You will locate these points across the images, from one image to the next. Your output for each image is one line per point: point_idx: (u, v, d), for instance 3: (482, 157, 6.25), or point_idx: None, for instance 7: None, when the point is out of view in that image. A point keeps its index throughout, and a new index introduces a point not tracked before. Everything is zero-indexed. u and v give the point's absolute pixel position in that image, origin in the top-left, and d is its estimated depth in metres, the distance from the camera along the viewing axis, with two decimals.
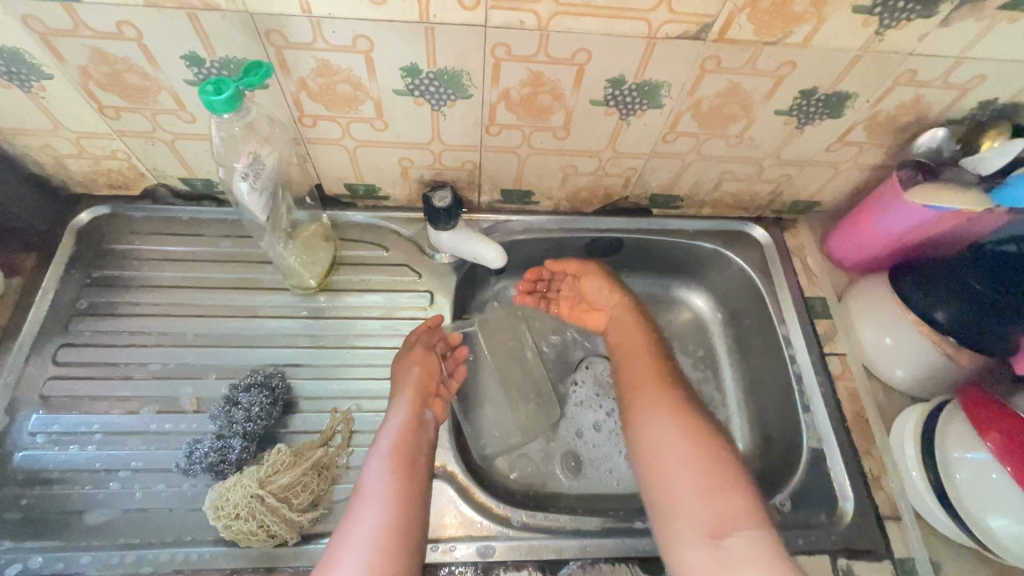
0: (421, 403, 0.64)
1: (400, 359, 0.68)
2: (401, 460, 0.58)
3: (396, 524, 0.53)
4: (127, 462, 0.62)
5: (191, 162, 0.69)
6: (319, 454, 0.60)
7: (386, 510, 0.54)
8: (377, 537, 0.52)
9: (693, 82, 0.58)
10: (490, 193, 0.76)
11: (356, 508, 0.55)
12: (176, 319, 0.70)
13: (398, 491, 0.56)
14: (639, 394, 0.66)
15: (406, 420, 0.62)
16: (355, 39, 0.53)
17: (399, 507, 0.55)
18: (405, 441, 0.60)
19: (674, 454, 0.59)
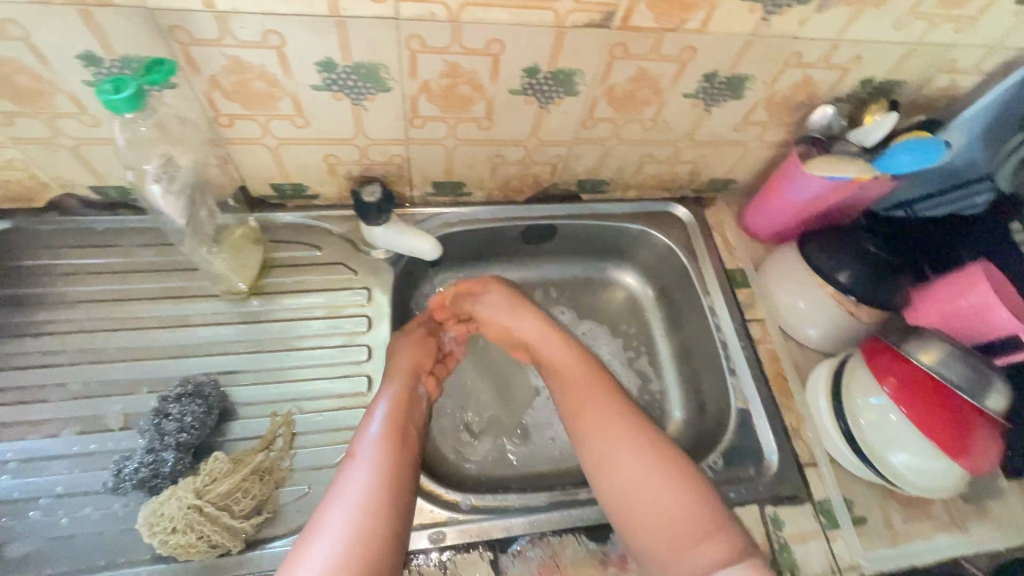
0: (417, 378, 0.67)
1: (395, 337, 0.71)
2: (394, 430, 0.60)
3: (381, 490, 0.54)
4: (50, 488, 0.58)
5: (99, 169, 0.65)
6: (265, 459, 0.60)
7: (374, 478, 0.55)
8: (363, 504, 0.53)
9: (604, 68, 0.61)
10: (422, 186, 0.76)
11: (344, 474, 0.56)
12: (95, 336, 0.67)
13: (389, 458, 0.57)
14: (598, 421, 0.61)
15: (399, 393, 0.64)
16: (265, 34, 0.52)
17: (389, 474, 0.56)
18: (399, 412, 0.62)
19: (650, 483, 0.57)
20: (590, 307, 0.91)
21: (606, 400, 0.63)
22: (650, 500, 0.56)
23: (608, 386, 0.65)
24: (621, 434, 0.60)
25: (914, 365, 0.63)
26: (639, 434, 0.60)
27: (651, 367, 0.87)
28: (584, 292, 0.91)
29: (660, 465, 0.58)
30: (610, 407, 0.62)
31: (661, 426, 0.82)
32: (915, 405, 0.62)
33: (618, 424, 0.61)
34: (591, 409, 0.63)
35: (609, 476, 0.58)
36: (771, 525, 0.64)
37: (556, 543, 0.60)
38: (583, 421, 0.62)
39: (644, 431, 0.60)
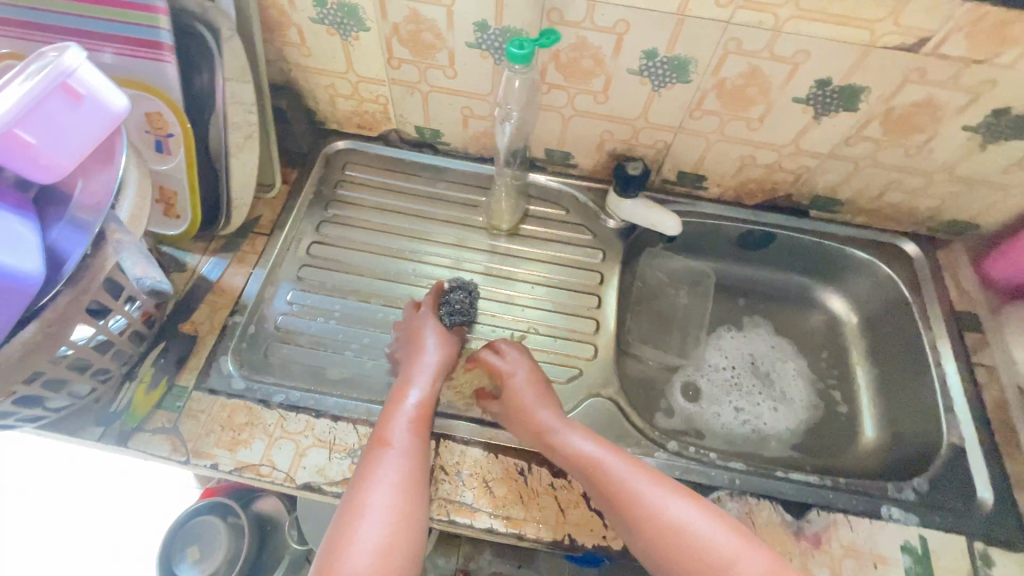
0: (443, 376, 0.69)
1: (417, 317, 0.74)
2: (421, 423, 0.62)
3: (411, 483, 0.57)
4: (359, 339, 0.77)
5: (433, 113, 0.85)
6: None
7: (414, 470, 0.58)
8: (401, 487, 0.56)
9: (893, 90, 0.66)
10: (667, 173, 0.86)
11: (379, 461, 0.58)
12: (396, 239, 0.87)
13: (419, 451, 0.60)
14: (648, 481, 0.60)
15: (429, 389, 0.66)
16: (617, 22, 0.66)
17: (418, 466, 0.59)
18: (428, 407, 0.64)
19: (702, 525, 0.57)
20: (787, 321, 0.94)
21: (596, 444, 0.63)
22: (702, 549, 0.55)
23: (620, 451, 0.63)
24: (660, 489, 0.59)
25: None
26: (672, 488, 0.59)
27: (842, 389, 0.88)
28: (783, 306, 0.94)
29: (719, 522, 0.57)
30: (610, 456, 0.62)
31: (848, 445, 0.83)
32: None
33: (642, 482, 0.59)
34: (628, 463, 0.61)
35: (660, 530, 0.56)
36: (979, 561, 0.63)
37: (753, 503, 0.66)
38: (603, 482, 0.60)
39: (663, 480, 0.61)
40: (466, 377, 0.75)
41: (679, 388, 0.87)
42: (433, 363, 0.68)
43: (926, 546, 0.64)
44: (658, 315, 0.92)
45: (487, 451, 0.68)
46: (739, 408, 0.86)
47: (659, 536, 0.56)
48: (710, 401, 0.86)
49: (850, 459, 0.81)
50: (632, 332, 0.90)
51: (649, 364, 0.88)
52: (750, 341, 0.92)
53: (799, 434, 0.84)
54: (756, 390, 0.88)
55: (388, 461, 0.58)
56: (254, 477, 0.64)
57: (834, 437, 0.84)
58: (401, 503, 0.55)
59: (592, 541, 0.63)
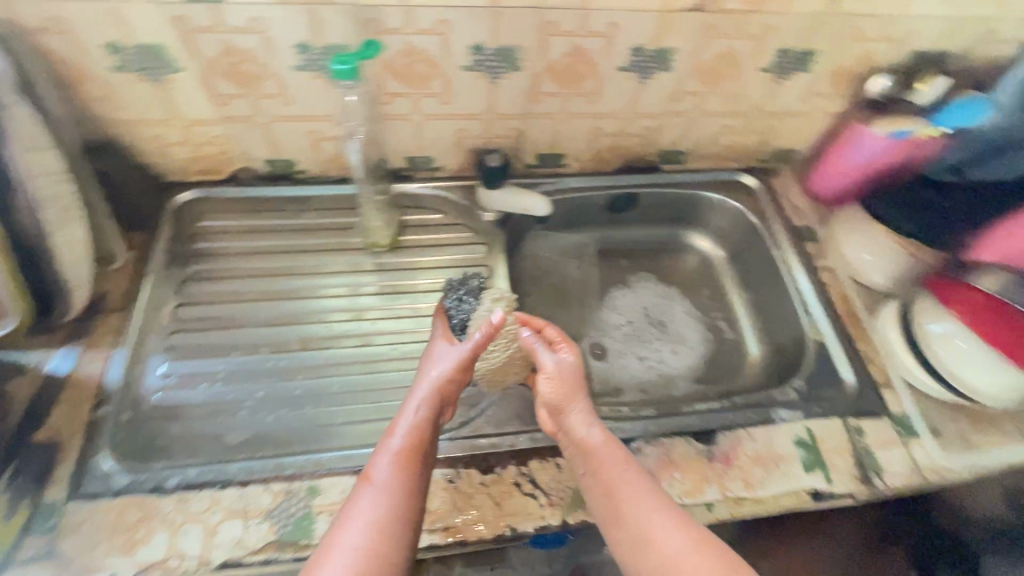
0: (445, 398, 0.65)
1: (434, 344, 0.70)
2: (415, 453, 0.58)
3: (396, 517, 0.54)
4: (253, 394, 0.72)
5: (280, 144, 0.81)
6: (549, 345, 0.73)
7: (401, 504, 0.55)
8: (376, 528, 0.52)
9: (696, 47, 0.74)
10: (529, 158, 0.90)
11: (359, 495, 0.55)
12: (273, 280, 0.82)
13: (406, 484, 0.56)
14: (626, 491, 0.58)
15: (427, 414, 0.61)
16: (437, 23, 0.67)
17: (400, 503, 0.55)
18: (422, 437, 0.60)
19: (674, 541, 0.55)
20: (667, 269, 1.02)
21: (610, 455, 0.61)
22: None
23: (617, 451, 0.62)
24: (653, 509, 0.57)
25: (977, 292, 0.72)
26: (668, 512, 0.57)
27: (725, 318, 0.97)
28: (662, 256, 1.02)
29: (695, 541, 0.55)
30: (614, 465, 0.61)
31: (740, 366, 0.92)
32: (984, 325, 0.70)
33: (637, 495, 0.58)
34: (619, 466, 0.60)
35: (638, 544, 0.56)
36: (855, 434, 0.74)
37: (667, 443, 0.71)
38: (604, 486, 0.60)
39: (663, 502, 0.58)
40: (378, 402, 0.73)
41: (587, 352, 0.91)
42: (434, 380, 0.64)
43: (813, 435, 0.73)
44: (553, 291, 0.96)
45: None
46: (644, 357, 0.92)
47: (630, 541, 0.56)
48: (618, 356, 0.91)
49: (744, 378, 0.90)
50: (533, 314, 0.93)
51: None
52: (640, 294, 0.99)
53: (699, 368, 0.92)
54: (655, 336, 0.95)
55: (368, 497, 0.55)
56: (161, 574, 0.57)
57: (728, 363, 0.92)
58: (370, 547, 0.51)
59: (533, 524, 0.63)
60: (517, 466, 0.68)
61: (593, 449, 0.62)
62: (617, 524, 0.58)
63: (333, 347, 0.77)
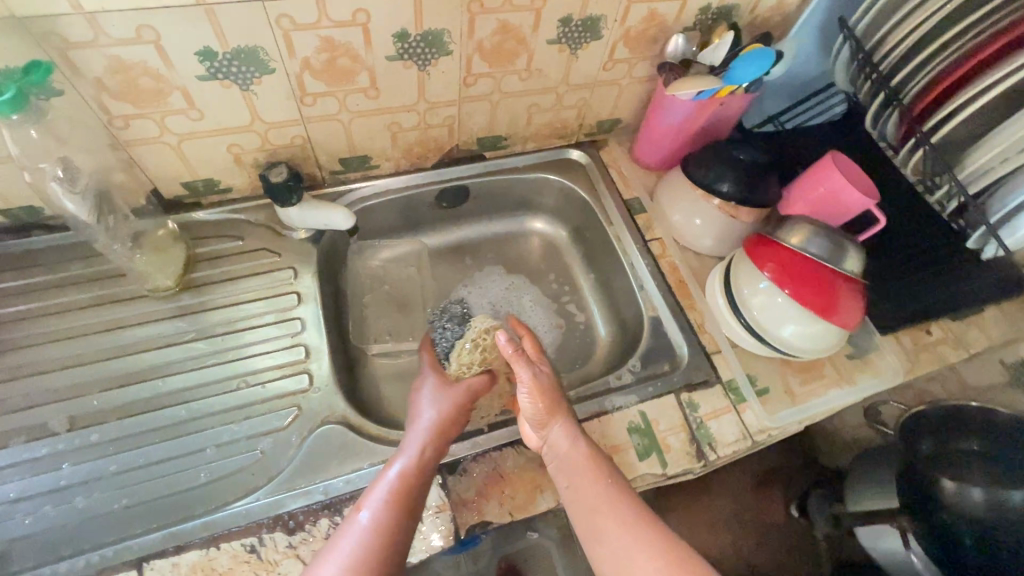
0: (449, 435, 0.63)
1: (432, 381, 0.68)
2: (406, 489, 0.56)
3: (377, 559, 0.51)
4: (10, 494, 0.61)
5: (3, 190, 0.67)
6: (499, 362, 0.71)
7: (380, 546, 0.51)
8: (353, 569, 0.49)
9: (468, 26, 0.67)
10: (330, 165, 0.81)
11: (340, 535, 0.52)
12: (27, 352, 0.69)
13: (388, 524, 0.53)
14: (608, 519, 0.56)
15: (433, 445, 0.60)
16: (139, 29, 0.56)
17: (388, 543, 0.52)
18: (418, 476, 0.57)
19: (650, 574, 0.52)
20: (513, 259, 0.97)
21: (594, 472, 0.58)
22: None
23: (610, 474, 0.59)
24: (626, 534, 0.54)
25: (785, 248, 0.72)
26: (643, 537, 0.54)
27: (575, 302, 0.95)
28: (506, 246, 0.98)
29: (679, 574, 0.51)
30: (597, 483, 0.58)
31: (591, 349, 0.90)
32: (792, 281, 0.70)
33: (610, 515, 0.56)
34: (612, 488, 0.57)
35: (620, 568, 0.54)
36: (688, 409, 0.73)
37: (497, 457, 0.67)
38: (585, 501, 0.57)
39: (642, 526, 0.55)
40: (169, 474, 0.64)
41: None
42: (431, 420, 0.62)
43: (646, 418, 0.71)
44: (391, 300, 0.89)
45: (205, 547, 0.58)
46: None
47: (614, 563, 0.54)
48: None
49: (595, 362, 0.88)
50: (370, 331, 0.86)
51: (397, 357, 0.84)
52: (485, 288, 0.95)
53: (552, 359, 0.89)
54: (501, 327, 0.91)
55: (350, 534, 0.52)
56: None
57: (579, 349, 0.90)
58: None
59: None
60: (329, 517, 0.61)
61: (574, 466, 0.59)
62: (599, 541, 0.56)
63: (111, 418, 0.67)
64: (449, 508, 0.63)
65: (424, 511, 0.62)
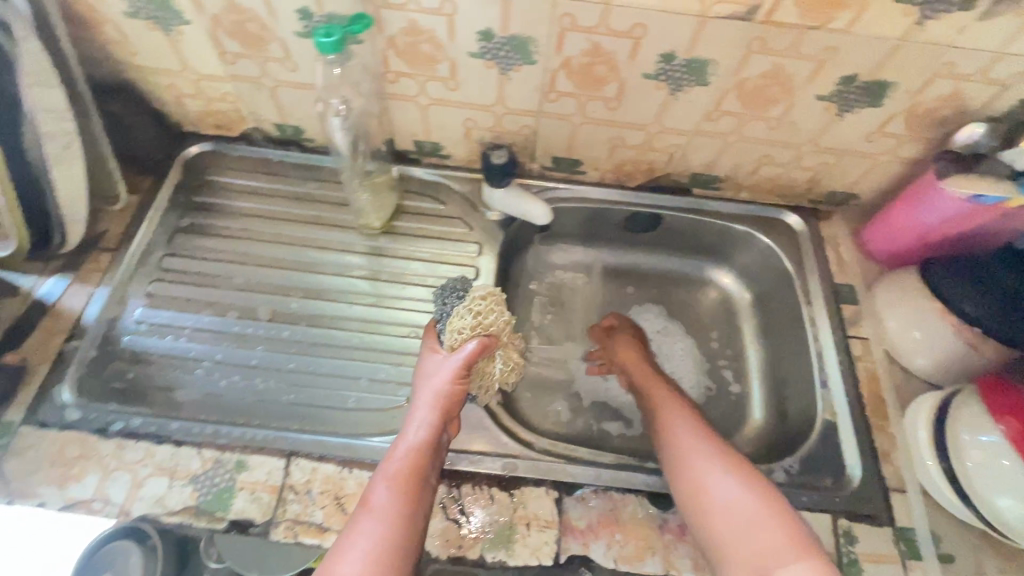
0: (446, 417, 0.63)
1: (426, 355, 0.67)
2: (409, 484, 0.57)
3: (394, 548, 0.52)
4: (214, 355, 0.73)
5: (287, 109, 0.79)
6: (501, 324, 0.67)
7: (394, 537, 0.53)
8: (373, 555, 0.52)
9: (739, 62, 0.64)
10: (542, 160, 0.83)
11: (357, 523, 0.54)
12: (259, 244, 0.82)
13: (405, 515, 0.55)
14: (678, 441, 0.62)
15: (425, 436, 0.61)
16: (442, 2, 0.61)
17: (399, 531, 0.54)
18: (421, 461, 0.59)
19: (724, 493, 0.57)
20: (681, 303, 0.92)
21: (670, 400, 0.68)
22: (717, 508, 0.56)
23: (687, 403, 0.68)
24: (704, 449, 0.60)
25: None
26: (720, 456, 0.59)
27: (734, 369, 0.87)
28: (678, 287, 0.93)
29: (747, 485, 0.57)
30: (677, 413, 0.65)
31: (738, 426, 0.82)
32: None
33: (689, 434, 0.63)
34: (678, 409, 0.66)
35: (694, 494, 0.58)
36: (842, 538, 0.63)
37: (617, 499, 0.64)
38: (660, 423, 0.66)
39: (717, 447, 0.61)
40: (328, 388, 0.71)
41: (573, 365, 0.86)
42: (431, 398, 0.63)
43: None
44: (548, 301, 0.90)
45: (340, 465, 0.64)
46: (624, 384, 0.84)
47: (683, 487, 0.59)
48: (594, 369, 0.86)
49: (739, 441, 0.80)
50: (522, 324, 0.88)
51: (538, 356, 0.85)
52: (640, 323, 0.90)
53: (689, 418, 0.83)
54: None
55: (366, 522, 0.54)
56: (85, 513, 0.60)
57: (724, 420, 0.83)
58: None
59: (446, 552, 0.60)
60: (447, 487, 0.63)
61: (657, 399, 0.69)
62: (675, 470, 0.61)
63: (299, 324, 0.76)
64: (556, 528, 0.62)
65: (533, 520, 0.62)
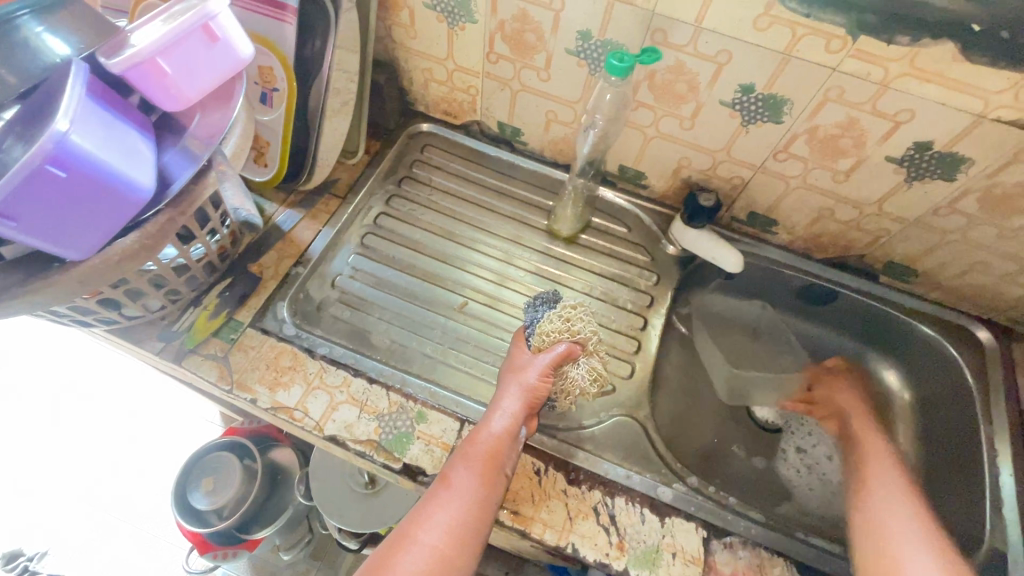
0: (527, 413, 0.64)
1: (516, 351, 0.68)
2: (489, 469, 0.58)
3: (470, 525, 0.54)
4: (407, 313, 0.80)
5: (519, 112, 0.87)
6: (586, 331, 0.68)
7: (467, 516, 0.55)
8: (451, 531, 0.53)
9: (998, 166, 0.64)
10: (739, 211, 0.86)
11: (436, 495, 0.56)
12: (458, 224, 0.89)
13: (482, 497, 0.57)
14: (894, 533, 0.59)
15: (507, 426, 0.62)
16: (719, 51, 0.65)
17: (476, 510, 0.56)
18: (501, 449, 0.60)
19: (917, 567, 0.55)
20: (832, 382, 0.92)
21: (875, 435, 0.75)
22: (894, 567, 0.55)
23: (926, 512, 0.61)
24: (921, 547, 0.56)
25: None
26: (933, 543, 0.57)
27: None
28: None
29: (940, 561, 0.55)
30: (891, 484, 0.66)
31: None
32: None
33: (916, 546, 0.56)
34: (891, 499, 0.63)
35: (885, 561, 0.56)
36: None
37: (765, 557, 0.64)
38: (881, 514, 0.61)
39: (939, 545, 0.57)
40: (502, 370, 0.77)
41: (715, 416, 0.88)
42: (517, 392, 0.64)
43: None
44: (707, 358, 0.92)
45: None
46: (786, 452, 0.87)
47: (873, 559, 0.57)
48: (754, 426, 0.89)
49: None
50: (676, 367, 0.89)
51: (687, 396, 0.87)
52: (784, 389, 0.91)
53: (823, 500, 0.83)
54: (808, 435, 0.88)
55: (445, 496, 0.56)
56: (287, 419, 0.67)
57: None
58: (444, 549, 0.52)
59: (595, 556, 0.61)
60: (601, 494, 0.66)
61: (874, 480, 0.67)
62: (868, 537, 0.60)
63: (480, 305, 0.83)
64: (702, 566, 0.62)
65: (680, 551, 0.63)
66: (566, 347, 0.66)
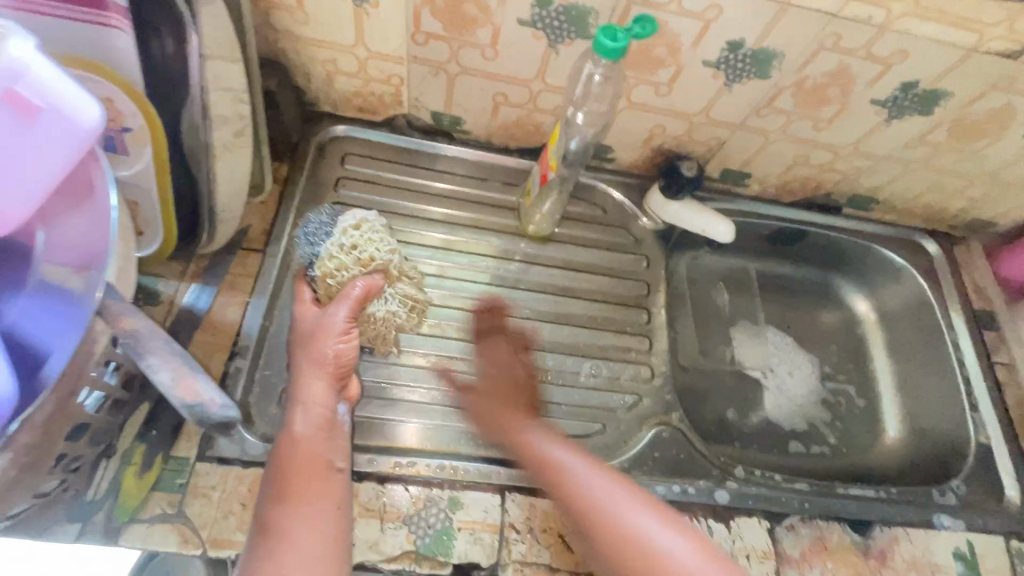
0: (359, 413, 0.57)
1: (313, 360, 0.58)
2: (294, 470, 0.50)
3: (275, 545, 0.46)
4: (394, 376, 0.67)
5: (457, 99, 0.71)
6: (383, 255, 0.62)
7: (318, 534, 0.47)
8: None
9: (973, 96, 0.63)
10: (712, 171, 0.80)
11: (268, 542, 0.46)
12: (414, 248, 0.74)
13: (288, 506, 0.48)
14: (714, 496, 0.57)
15: (308, 416, 0.53)
16: (707, 7, 0.56)
17: (280, 522, 0.47)
18: (299, 438, 0.52)
19: None
20: (803, 314, 0.92)
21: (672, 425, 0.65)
22: None
23: None
24: None
25: None
26: None
27: (853, 384, 0.88)
28: (807, 302, 0.92)
29: None
30: None
31: (874, 437, 0.85)
32: None
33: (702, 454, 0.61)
34: None
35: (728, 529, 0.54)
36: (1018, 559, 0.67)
37: (823, 527, 0.65)
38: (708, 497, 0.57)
39: None
40: None
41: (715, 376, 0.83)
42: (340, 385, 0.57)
43: (974, 550, 0.67)
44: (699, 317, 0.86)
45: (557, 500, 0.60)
46: (764, 382, 0.85)
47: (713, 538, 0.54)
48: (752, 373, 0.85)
49: (879, 451, 0.84)
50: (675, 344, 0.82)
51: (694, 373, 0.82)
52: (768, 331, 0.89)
53: (817, 430, 0.84)
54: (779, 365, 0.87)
55: (273, 544, 0.46)
56: None
57: (862, 431, 0.85)
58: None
59: None
60: None
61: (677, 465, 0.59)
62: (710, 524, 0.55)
63: (471, 343, 0.71)
64: (775, 558, 0.62)
65: (752, 552, 0.62)
66: (364, 284, 0.58)
